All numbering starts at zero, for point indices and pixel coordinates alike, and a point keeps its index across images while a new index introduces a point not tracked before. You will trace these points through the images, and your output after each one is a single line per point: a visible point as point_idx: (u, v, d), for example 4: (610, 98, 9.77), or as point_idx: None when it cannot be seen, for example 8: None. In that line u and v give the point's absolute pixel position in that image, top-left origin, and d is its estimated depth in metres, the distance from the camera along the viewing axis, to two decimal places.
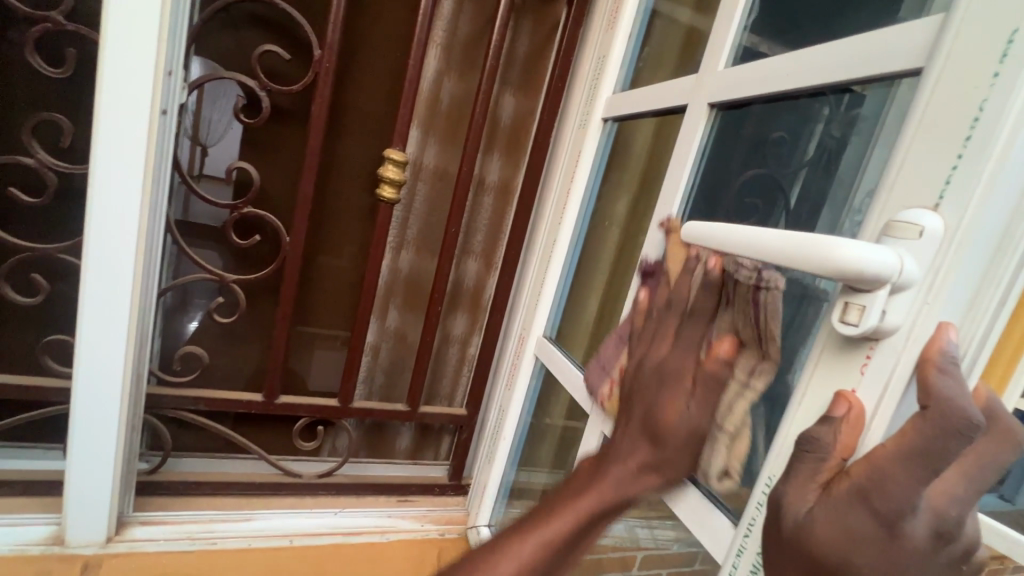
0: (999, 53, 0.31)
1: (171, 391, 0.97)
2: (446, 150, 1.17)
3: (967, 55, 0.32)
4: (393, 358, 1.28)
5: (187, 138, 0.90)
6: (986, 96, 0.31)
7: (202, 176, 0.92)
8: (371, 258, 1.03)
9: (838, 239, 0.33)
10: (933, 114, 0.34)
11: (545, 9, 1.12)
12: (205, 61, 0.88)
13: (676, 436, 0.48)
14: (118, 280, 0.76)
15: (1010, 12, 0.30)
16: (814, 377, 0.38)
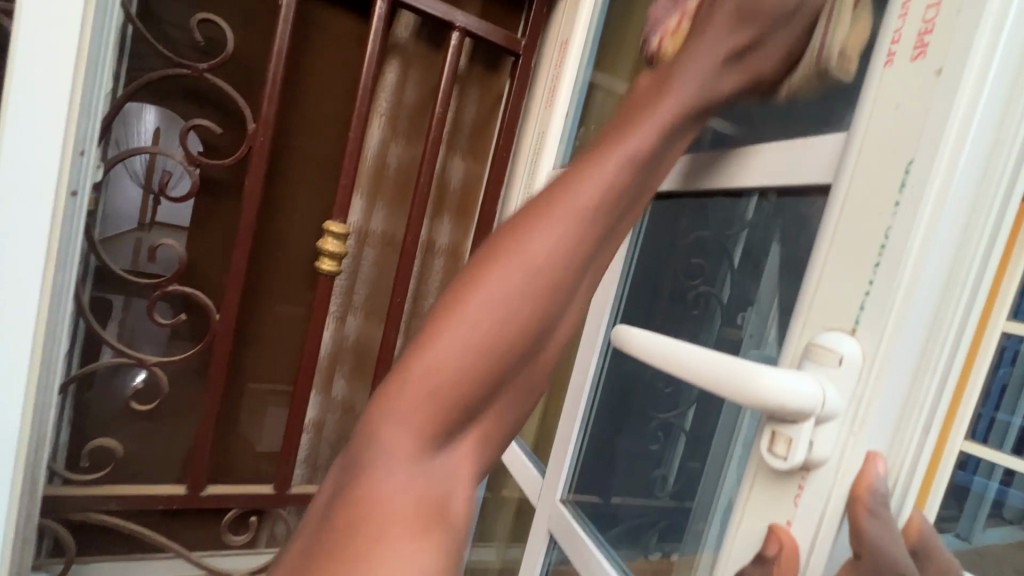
0: (899, 182, 0.31)
1: (78, 491, 0.88)
2: (394, 215, 1.15)
3: (871, 179, 0.33)
4: (340, 431, 1.19)
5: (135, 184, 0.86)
6: (890, 224, 0.31)
7: (154, 225, 0.88)
8: (311, 333, 0.98)
9: (761, 366, 0.31)
10: (844, 235, 0.34)
11: (490, 80, 1.14)
12: (161, 110, 0.86)
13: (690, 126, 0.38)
14: (9, 377, 0.69)
15: (906, 144, 0.31)
16: (749, 504, 0.36)
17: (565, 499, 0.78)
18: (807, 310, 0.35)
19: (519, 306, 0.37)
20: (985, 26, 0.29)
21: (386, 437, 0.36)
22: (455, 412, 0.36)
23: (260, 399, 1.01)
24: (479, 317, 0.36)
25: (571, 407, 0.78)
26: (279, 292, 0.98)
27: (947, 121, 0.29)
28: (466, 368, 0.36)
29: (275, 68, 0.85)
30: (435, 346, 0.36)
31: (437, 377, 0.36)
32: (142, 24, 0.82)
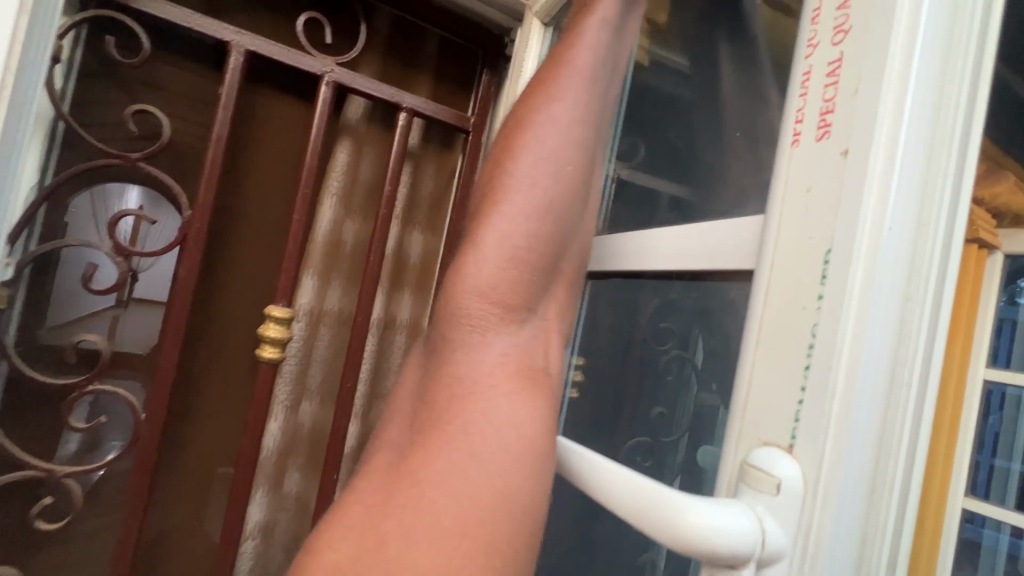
0: (819, 274, 0.28)
1: None
2: (350, 293, 1.10)
3: (789, 269, 0.30)
4: (294, 530, 1.07)
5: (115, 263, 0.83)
6: (816, 321, 0.28)
7: (131, 302, 0.85)
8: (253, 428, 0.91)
9: (689, 497, 0.27)
10: (771, 330, 0.30)
11: (445, 155, 1.14)
12: (146, 190, 0.85)
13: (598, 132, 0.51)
14: None
15: (822, 229, 0.29)
16: None
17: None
18: (740, 417, 0.31)
19: (567, 150, 0.49)
20: (885, 110, 0.28)
21: (479, 305, 0.45)
22: (533, 257, 0.47)
23: (195, 506, 0.91)
24: (536, 170, 0.47)
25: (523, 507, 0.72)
26: (216, 385, 0.91)
27: (861, 210, 0.27)
28: (543, 207, 0.47)
29: (214, 155, 0.84)
30: (510, 203, 0.46)
31: (493, 276, 0.45)
32: (76, 120, 0.80)
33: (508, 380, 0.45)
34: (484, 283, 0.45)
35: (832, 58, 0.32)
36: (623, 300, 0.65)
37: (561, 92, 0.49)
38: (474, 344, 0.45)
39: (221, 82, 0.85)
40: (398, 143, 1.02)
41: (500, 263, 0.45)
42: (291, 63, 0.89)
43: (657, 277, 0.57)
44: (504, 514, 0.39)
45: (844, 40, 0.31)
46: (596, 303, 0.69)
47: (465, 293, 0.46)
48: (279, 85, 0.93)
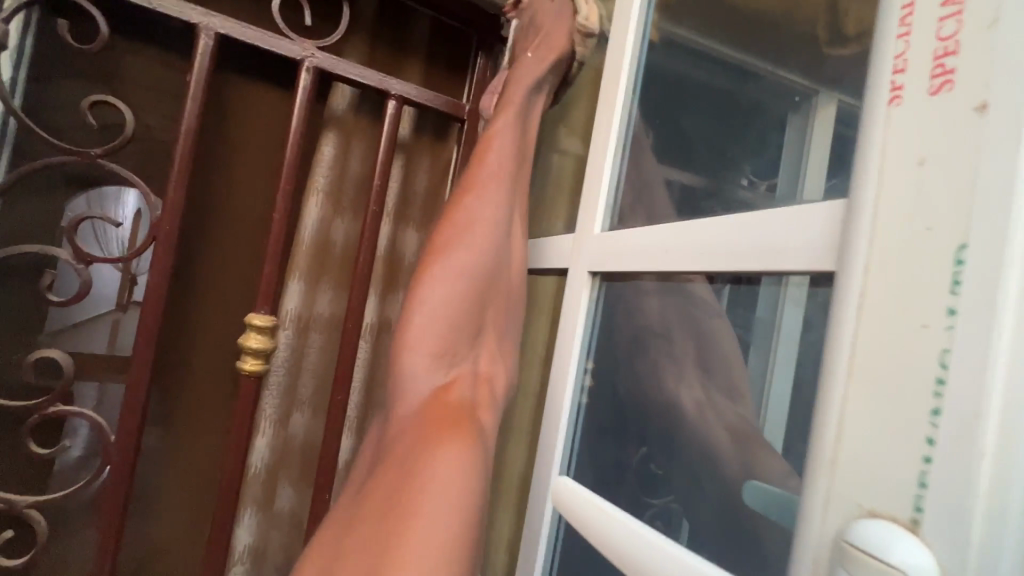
0: (944, 310, 0.27)
1: None
2: (342, 297, 1.02)
3: (902, 301, 0.29)
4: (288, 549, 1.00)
5: (114, 267, 0.78)
6: (944, 359, 0.27)
7: (131, 306, 0.79)
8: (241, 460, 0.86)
9: None
10: (880, 365, 0.30)
11: (439, 147, 1.07)
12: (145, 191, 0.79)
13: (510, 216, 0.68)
14: None
15: (944, 262, 0.28)
16: None
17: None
18: (847, 453, 0.31)
19: (474, 244, 0.65)
20: None
21: (416, 358, 0.61)
22: (453, 330, 0.63)
23: (176, 535, 0.84)
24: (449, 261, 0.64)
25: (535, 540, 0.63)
26: (195, 402, 0.84)
27: (1000, 241, 0.26)
28: (461, 285, 0.63)
29: (182, 151, 0.76)
30: (435, 284, 0.63)
31: (425, 340, 0.62)
32: (29, 115, 0.73)
33: (435, 424, 0.56)
34: (419, 346, 0.61)
35: (938, 60, 0.29)
36: (657, 302, 0.56)
37: (476, 196, 0.67)
38: (416, 393, 0.60)
39: (189, 70, 0.77)
40: (387, 133, 0.95)
41: (427, 341, 0.62)
42: (267, 47, 0.81)
43: (705, 274, 0.48)
44: (436, 543, 0.45)
45: (963, 8, 0.29)
46: (622, 307, 0.62)
47: (412, 350, 0.61)
48: (255, 73, 0.85)
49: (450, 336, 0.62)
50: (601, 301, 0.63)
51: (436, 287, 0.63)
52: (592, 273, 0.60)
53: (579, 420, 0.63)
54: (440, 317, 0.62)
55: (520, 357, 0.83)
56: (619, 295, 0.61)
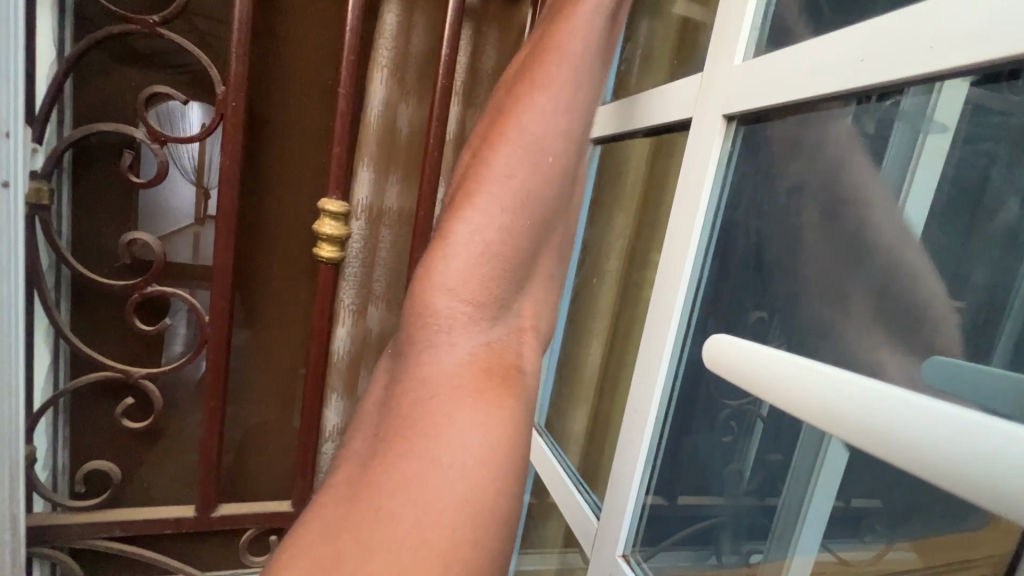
0: None
1: (79, 517, 0.79)
2: (410, 188, 0.97)
3: None
4: None
5: (187, 180, 0.78)
6: None
7: (208, 220, 0.79)
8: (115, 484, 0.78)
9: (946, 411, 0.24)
10: None
11: (510, 14, 0.94)
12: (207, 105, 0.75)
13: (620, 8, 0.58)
14: None
15: None
16: None
17: (628, 554, 0.59)
18: None
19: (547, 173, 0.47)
20: None
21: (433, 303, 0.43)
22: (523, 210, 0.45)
23: (267, 409, 0.89)
24: (514, 158, 0.45)
25: (632, 426, 0.58)
26: (278, 290, 0.86)
27: None
28: (518, 186, 0.45)
29: (241, 14, 0.69)
30: (474, 207, 0.43)
31: (473, 245, 0.43)
32: None
33: (476, 382, 0.41)
34: (473, 223, 0.43)
35: None
36: (794, 144, 0.48)
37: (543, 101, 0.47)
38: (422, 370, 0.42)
39: None
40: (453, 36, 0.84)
41: (467, 284, 0.42)
42: None
43: (892, 95, 0.37)
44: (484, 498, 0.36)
45: None
46: (754, 166, 0.51)
47: (450, 256, 0.42)
48: None
49: (500, 285, 0.44)
50: (732, 154, 0.50)
51: (466, 227, 0.43)
52: (731, 116, 0.48)
53: (698, 296, 0.53)
54: (533, 154, 0.46)
55: (593, 251, 0.77)
56: (753, 147, 0.50)
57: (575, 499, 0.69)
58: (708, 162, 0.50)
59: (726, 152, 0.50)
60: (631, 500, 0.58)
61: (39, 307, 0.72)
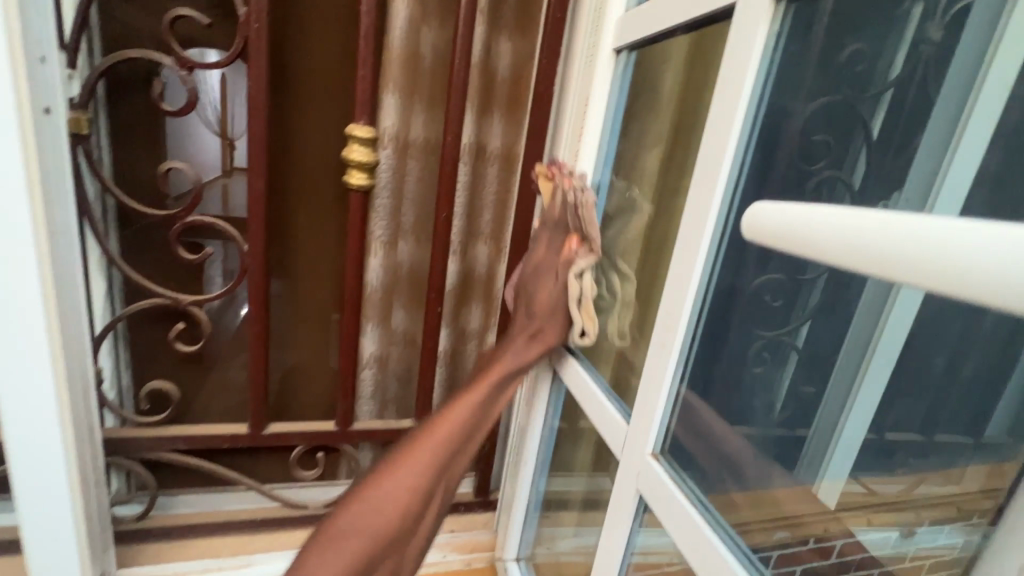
0: None
1: (145, 432, 0.86)
2: (435, 117, 0.95)
3: None
4: (405, 363, 1.07)
5: (212, 131, 0.79)
6: None
7: (235, 172, 0.81)
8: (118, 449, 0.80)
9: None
10: None
11: None
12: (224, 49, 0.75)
13: (535, 226, 0.97)
14: (27, 321, 0.63)
15: None
16: None
17: (659, 454, 0.57)
18: None
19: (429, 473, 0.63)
20: None
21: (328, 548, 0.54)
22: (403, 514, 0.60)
23: (306, 336, 0.93)
24: (425, 459, 0.63)
25: (664, 328, 0.55)
26: (311, 221, 0.87)
27: None
28: (411, 486, 0.61)
29: None
30: (373, 496, 0.59)
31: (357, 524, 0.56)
32: None
33: None
34: (364, 524, 0.57)
35: None
36: (847, 57, 0.50)
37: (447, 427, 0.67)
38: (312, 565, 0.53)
39: None
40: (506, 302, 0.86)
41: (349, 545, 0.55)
42: None
43: None
44: None
45: None
46: (800, 60, 0.48)
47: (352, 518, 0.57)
48: None
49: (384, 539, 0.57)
50: (778, 43, 0.46)
51: (388, 491, 0.59)
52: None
53: (734, 204, 0.51)
54: (415, 485, 0.62)
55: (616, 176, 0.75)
56: (800, 37, 0.47)
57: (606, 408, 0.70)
58: (749, 59, 0.46)
59: (771, 38, 0.46)
60: (659, 413, 0.56)
61: (90, 235, 0.76)
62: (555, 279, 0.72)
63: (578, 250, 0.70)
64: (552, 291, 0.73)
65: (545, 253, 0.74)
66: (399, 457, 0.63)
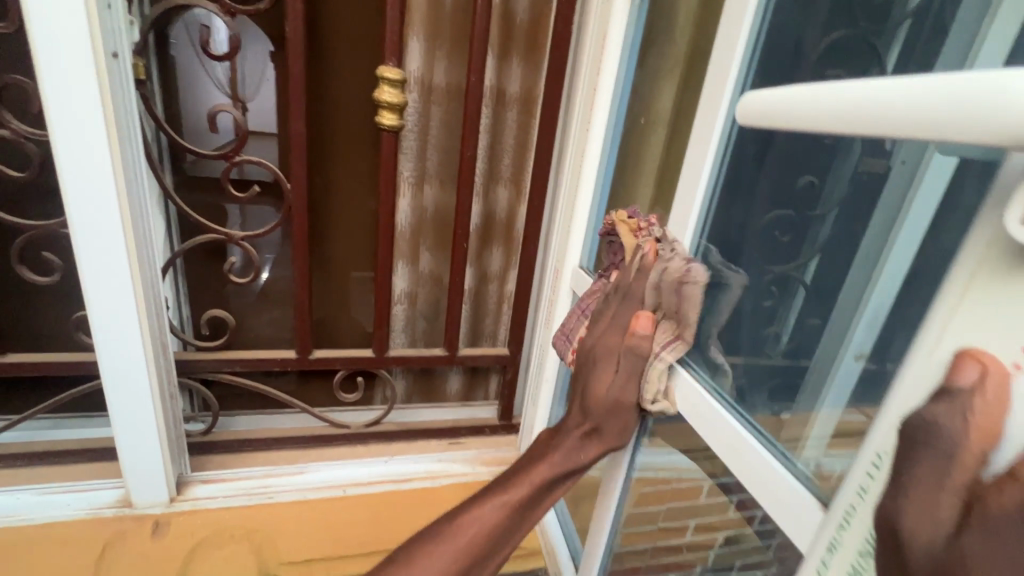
0: None
1: (206, 355, 0.96)
2: (457, 62, 0.99)
3: None
4: (432, 301, 1.15)
5: (222, 93, 0.85)
6: None
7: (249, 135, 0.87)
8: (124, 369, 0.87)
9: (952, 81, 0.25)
10: None
11: None
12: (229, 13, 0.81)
13: (601, 406, 0.60)
14: (111, 244, 0.72)
15: None
16: (950, 327, 0.26)
17: None
18: None
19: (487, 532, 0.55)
20: None
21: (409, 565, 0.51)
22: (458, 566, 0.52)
23: (346, 269, 1.02)
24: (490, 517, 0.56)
25: (676, 237, 0.63)
26: (345, 162, 0.94)
27: None
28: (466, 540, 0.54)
29: None
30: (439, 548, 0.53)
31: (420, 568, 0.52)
32: None
33: None
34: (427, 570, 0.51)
35: None
36: None
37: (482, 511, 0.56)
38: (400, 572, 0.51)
39: None
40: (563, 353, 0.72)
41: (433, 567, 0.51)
42: None
43: None
44: None
45: None
46: None
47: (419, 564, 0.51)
48: None
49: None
50: None
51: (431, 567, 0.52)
52: None
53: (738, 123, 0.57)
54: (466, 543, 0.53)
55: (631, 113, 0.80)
56: None
57: None
58: None
59: None
60: None
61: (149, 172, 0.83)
62: (616, 362, 0.59)
63: (650, 336, 0.57)
64: (618, 379, 0.59)
65: (607, 331, 0.60)
66: (453, 514, 0.56)
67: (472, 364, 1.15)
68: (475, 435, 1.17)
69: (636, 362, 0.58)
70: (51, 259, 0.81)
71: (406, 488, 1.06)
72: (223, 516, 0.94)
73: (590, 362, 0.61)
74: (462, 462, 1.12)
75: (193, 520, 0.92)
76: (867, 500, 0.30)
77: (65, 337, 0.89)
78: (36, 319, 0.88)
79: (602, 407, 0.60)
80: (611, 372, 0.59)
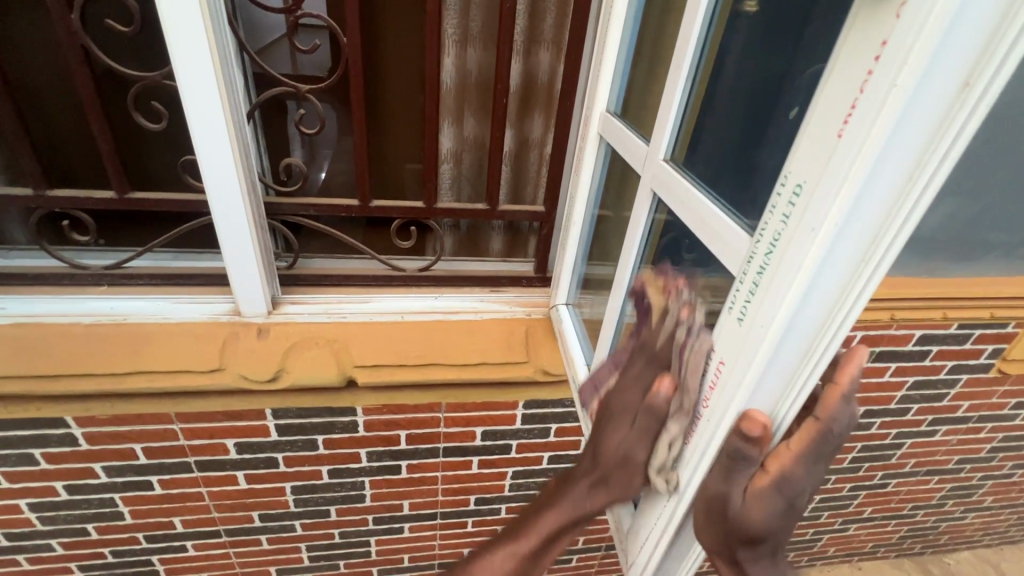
0: None
1: (286, 200, 1.13)
2: None
3: None
4: (476, 162, 1.25)
5: None
6: None
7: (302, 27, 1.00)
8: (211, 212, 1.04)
9: None
10: None
11: None
12: None
13: (612, 455, 0.62)
14: (206, 85, 0.88)
15: None
16: (838, 65, 0.35)
17: (668, 158, 0.71)
18: None
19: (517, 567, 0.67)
20: None
21: None
22: None
23: (395, 124, 1.13)
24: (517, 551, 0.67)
25: (680, 53, 0.67)
26: (392, 12, 1.01)
27: None
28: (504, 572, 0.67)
29: None
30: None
31: None
32: None
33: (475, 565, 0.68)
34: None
35: None
36: None
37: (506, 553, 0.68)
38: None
39: None
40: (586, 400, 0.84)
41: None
42: None
43: None
44: None
45: None
46: None
47: None
48: None
49: None
50: None
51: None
52: None
53: None
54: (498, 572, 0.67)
55: None
56: None
57: (632, 143, 0.82)
58: None
59: None
60: (669, 128, 0.70)
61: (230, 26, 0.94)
62: (631, 420, 0.62)
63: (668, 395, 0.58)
64: (631, 434, 0.61)
65: (626, 382, 0.64)
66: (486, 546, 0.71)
67: (512, 219, 1.27)
68: (513, 285, 1.32)
69: (648, 418, 0.59)
70: (158, 107, 0.97)
71: (453, 320, 1.25)
72: (310, 330, 1.17)
73: (606, 418, 0.64)
74: (501, 303, 1.29)
75: (287, 330, 1.16)
76: (787, 221, 0.40)
77: (175, 180, 1.08)
78: (151, 163, 1.06)
79: (611, 462, 0.62)
80: (625, 430, 0.61)
